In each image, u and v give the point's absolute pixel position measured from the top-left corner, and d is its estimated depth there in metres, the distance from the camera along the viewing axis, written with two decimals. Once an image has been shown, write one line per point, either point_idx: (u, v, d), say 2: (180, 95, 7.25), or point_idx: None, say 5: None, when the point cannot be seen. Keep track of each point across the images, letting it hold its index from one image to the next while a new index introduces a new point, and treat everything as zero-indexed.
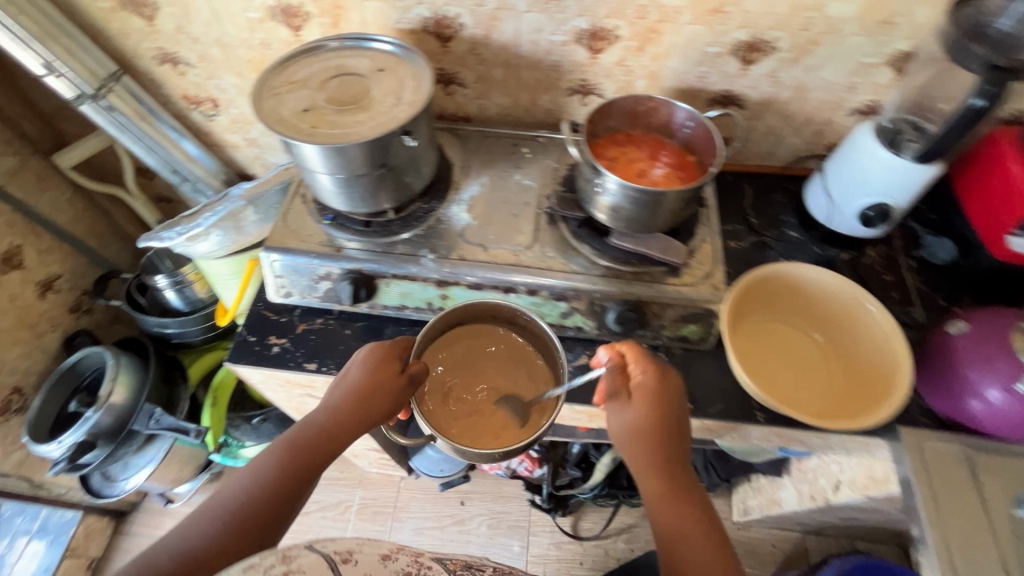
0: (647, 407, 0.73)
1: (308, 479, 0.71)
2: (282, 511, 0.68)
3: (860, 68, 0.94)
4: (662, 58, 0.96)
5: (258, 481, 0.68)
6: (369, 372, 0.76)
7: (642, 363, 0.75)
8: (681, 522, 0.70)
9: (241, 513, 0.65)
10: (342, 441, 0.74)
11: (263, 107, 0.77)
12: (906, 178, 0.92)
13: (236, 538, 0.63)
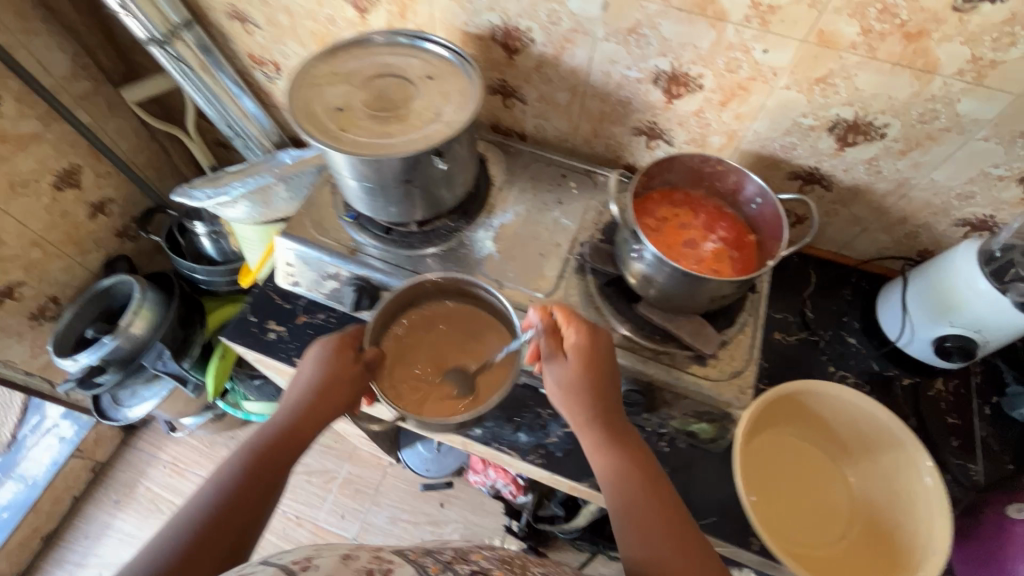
0: (583, 371, 0.72)
1: (275, 478, 0.68)
2: (257, 509, 0.65)
3: (982, 176, 0.79)
4: (745, 118, 0.85)
5: (229, 482, 0.65)
6: (327, 367, 0.75)
7: (574, 324, 0.73)
8: (661, 558, 0.62)
9: (210, 515, 0.61)
10: (306, 437, 0.73)
11: (298, 97, 0.73)
12: (1004, 319, 0.77)
13: (203, 539, 0.59)
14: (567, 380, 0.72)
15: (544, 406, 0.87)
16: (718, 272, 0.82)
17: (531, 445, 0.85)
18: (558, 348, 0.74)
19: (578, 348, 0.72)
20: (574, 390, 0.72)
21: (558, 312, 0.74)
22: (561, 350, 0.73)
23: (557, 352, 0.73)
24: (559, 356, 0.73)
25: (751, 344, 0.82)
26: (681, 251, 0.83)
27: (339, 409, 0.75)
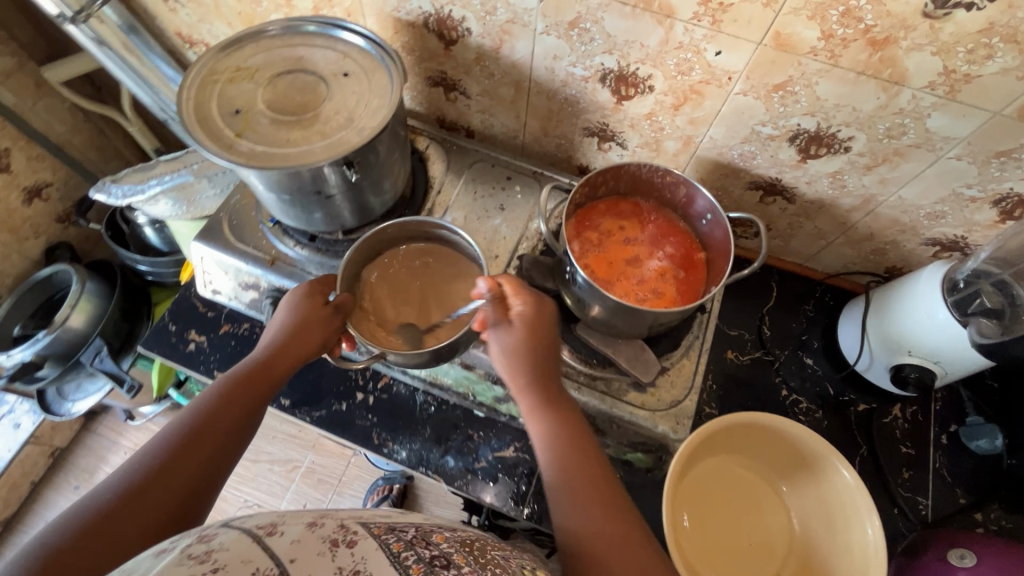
0: (526, 339, 0.65)
1: (249, 413, 0.63)
2: (229, 448, 0.60)
3: (953, 197, 0.72)
4: (701, 124, 0.77)
5: (198, 413, 0.59)
6: (301, 311, 0.69)
7: (520, 294, 0.66)
8: (600, 524, 0.55)
9: (178, 442, 0.56)
10: (282, 372, 0.67)
11: (193, 97, 0.66)
12: (961, 351, 0.72)
13: (171, 468, 0.54)
14: (510, 350, 0.66)
15: (476, 428, 0.83)
16: (662, 294, 0.76)
17: (459, 471, 0.80)
18: (503, 317, 0.67)
19: (523, 318, 0.66)
20: (519, 360, 0.65)
21: (505, 283, 0.67)
22: (506, 318, 0.67)
23: (502, 322, 0.67)
24: (503, 325, 0.67)
25: (696, 370, 0.78)
26: (624, 270, 0.77)
27: (316, 347, 0.69)
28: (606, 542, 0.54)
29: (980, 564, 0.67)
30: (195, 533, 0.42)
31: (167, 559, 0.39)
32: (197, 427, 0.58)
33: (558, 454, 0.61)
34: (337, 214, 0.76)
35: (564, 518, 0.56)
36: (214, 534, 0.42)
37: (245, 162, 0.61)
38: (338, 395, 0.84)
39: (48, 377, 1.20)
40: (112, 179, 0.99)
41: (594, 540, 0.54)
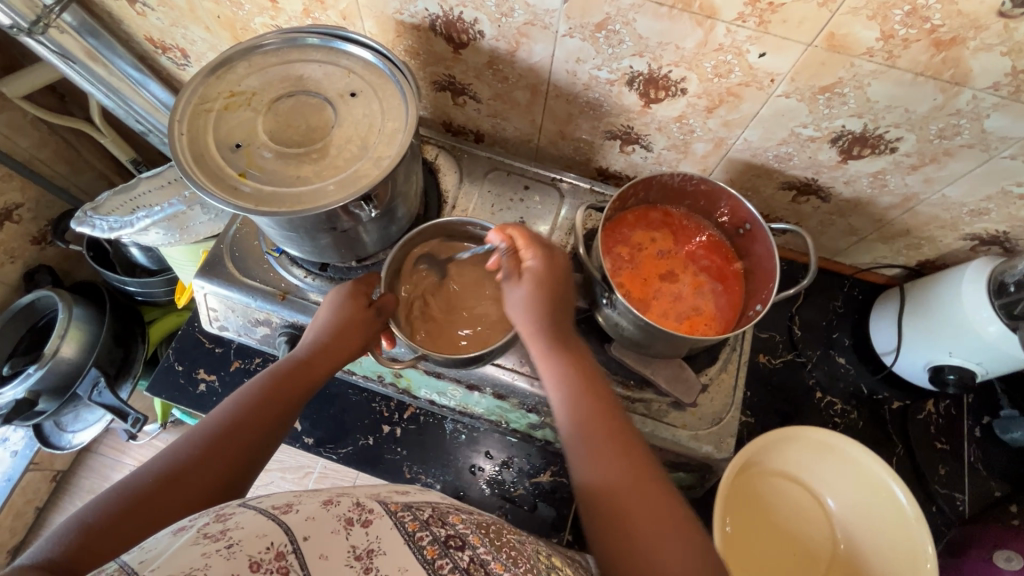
0: (540, 297, 0.58)
1: (286, 412, 0.60)
2: (264, 446, 0.56)
3: (1001, 195, 0.69)
4: (735, 126, 0.72)
5: (239, 406, 0.57)
6: (345, 312, 0.66)
7: (532, 246, 0.60)
8: (624, 479, 0.50)
9: (216, 434, 0.53)
10: (323, 374, 0.64)
11: (187, 131, 0.59)
12: (1004, 355, 0.70)
13: (210, 459, 0.51)
14: (528, 308, 0.59)
15: (511, 454, 0.81)
16: (701, 310, 0.73)
17: (497, 501, 0.78)
18: (516, 270, 0.61)
19: (536, 275, 0.59)
20: (535, 317, 0.59)
21: (517, 232, 0.61)
22: (517, 270, 0.60)
23: (512, 274, 0.60)
24: (514, 277, 0.60)
25: (735, 385, 0.75)
26: (660, 286, 0.73)
27: (358, 350, 0.66)
28: (631, 499, 0.48)
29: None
30: (214, 512, 0.41)
31: (185, 537, 0.39)
32: (237, 419, 0.55)
33: (582, 405, 0.55)
34: (352, 245, 0.70)
35: (584, 475, 0.51)
36: (233, 513, 0.41)
37: (254, 207, 0.55)
38: (364, 429, 0.82)
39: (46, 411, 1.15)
40: (91, 207, 0.91)
41: (618, 500, 0.49)
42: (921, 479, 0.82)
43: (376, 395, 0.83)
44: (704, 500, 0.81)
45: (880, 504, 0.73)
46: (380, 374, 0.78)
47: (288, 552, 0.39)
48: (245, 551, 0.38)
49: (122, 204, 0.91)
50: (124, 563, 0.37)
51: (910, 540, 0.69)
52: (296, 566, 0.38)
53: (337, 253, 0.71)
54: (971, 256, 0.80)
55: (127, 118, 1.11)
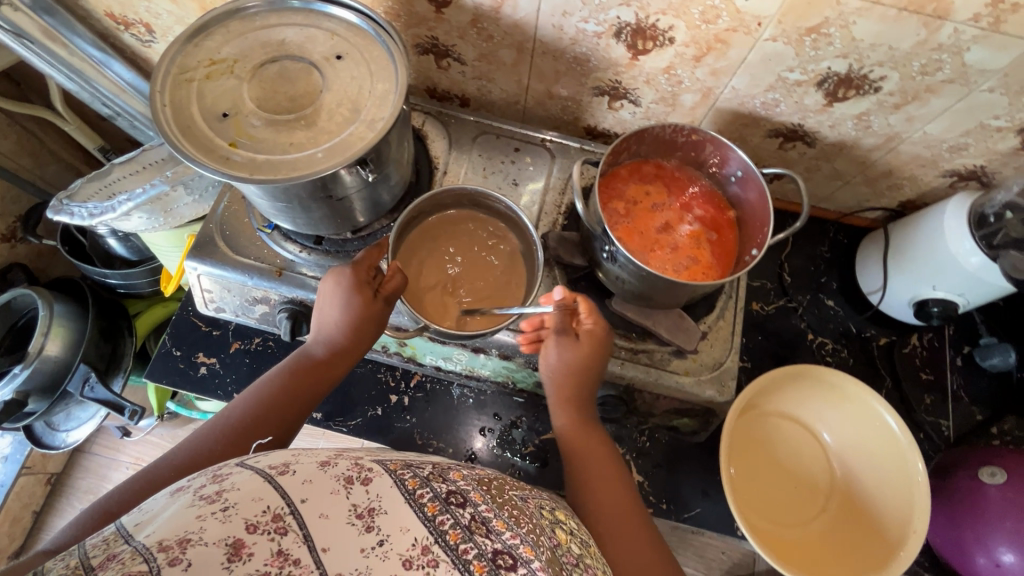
0: (587, 355, 0.64)
1: (303, 408, 0.64)
2: (280, 441, 0.62)
3: (979, 129, 0.71)
4: (723, 74, 0.72)
5: (256, 403, 0.62)
6: (347, 312, 0.64)
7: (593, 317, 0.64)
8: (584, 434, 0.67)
9: (235, 430, 0.59)
10: (340, 371, 0.67)
11: (169, 100, 0.57)
12: (984, 283, 0.73)
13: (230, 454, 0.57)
14: (567, 364, 0.64)
15: (519, 414, 0.82)
16: (697, 259, 0.74)
17: (510, 460, 0.80)
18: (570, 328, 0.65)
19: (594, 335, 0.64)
20: (574, 373, 0.65)
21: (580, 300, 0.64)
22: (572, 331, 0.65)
23: (568, 332, 0.65)
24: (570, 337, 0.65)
25: (733, 331, 0.77)
26: (656, 238, 0.74)
27: (371, 342, 0.68)
28: (588, 447, 0.66)
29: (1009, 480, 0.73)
30: (211, 474, 0.42)
31: (183, 501, 0.39)
32: (253, 416, 0.60)
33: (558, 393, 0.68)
34: (348, 215, 0.70)
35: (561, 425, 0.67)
36: (229, 474, 0.42)
37: (248, 175, 0.54)
38: (372, 400, 0.83)
39: (37, 412, 1.12)
40: (66, 195, 0.87)
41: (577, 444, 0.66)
42: (909, 410, 0.86)
43: (381, 366, 0.84)
44: (705, 444, 0.85)
45: (888, 449, 0.75)
46: (384, 345, 0.79)
47: (286, 514, 0.38)
48: (241, 514, 0.38)
49: (98, 190, 0.88)
50: (122, 526, 0.38)
51: (904, 464, 0.73)
52: (295, 526, 0.38)
53: (333, 223, 0.70)
54: (951, 193, 0.83)
55: (93, 102, 1.06)
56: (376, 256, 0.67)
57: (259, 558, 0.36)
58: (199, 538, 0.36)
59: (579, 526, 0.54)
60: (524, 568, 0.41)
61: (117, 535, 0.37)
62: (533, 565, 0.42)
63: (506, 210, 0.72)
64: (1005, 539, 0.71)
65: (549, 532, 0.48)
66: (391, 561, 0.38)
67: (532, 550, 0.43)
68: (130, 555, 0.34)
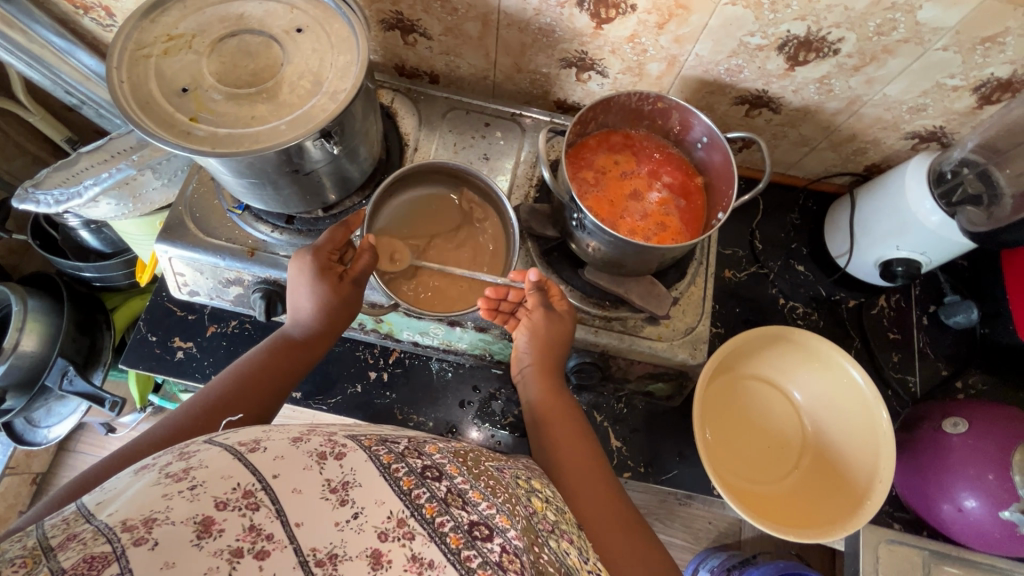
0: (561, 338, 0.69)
1: (284, 387, 0.65)
2: (262, 417, 0.63)
3: (937, 89, 0.73)
4: (686, 41, 0.73)
5: (237, 379, 0.62)
6: (322, 297, 0.65)
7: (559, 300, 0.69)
8: (557, 410, 0.68)
9: (216, 404, 0.60)
10: (318, 352, 0.69)
11: (127, 75, 0.56)
12: (941, 241, 0.76)
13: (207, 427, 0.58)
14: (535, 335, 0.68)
15: (498, 386, 0.83)
16: (667, 225, 0.75)
17: (490, 431, 0.81)
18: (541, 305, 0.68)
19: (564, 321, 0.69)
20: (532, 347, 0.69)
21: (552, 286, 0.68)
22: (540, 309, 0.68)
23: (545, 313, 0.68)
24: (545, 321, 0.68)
25: (704, 297, 0.78)
26: (626, 206, 0.75)
27: (347, 323, 0.70)
28: (557, 406, 0.69)
29: (970, 429, 0.75)
30: (177, 452, 0.42)
31: (148, 479, 0.39)
32: (234, 393, 0.61)
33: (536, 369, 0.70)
34: (319, 191, 0.70)
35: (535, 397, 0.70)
36: (196, 451, 0.42)
37: (210, 148, 0.54)
38: (351, 377, 0.84)
39: (14, 409, 1.12)
40: (31, 184, 0.86)
41: (546, 414, 0.68)
42: (878, 369, 0.88)
43: (359, 343, 0.85)
44: (682, 409, 0.87)
45: (856, 403, 0.77)
46: (361, 322, 0.79)
47: (257, 490, 0.39)
48: (210, 492, 0.38)
49: (66, 179, 0.87)
50: (84, 505, 0.38)
51: (870, 414, 0.75)
52: (267, 502, 0.38)
53: (302, 200, 0.69)
54: (913, 155, 0.85)
55: (59, 92, 1.05)
56: (342, 235, 0.67)
57: (229, 535, 0.36)
58: (166, 518, 0.36)
59: (554, 494, 0.56)
60: (500, 537, 0.43)
61: (78, 514, 0.37)
62: (508, 534, 0.43)
63: (485, 186, 0.74)
64: (971, 486, 0.73)
65: (525, 502, 0.50)
66: (366, 533, 0.39)
67: (508, 518, 0.45)
68: (92, 535, 0.35)
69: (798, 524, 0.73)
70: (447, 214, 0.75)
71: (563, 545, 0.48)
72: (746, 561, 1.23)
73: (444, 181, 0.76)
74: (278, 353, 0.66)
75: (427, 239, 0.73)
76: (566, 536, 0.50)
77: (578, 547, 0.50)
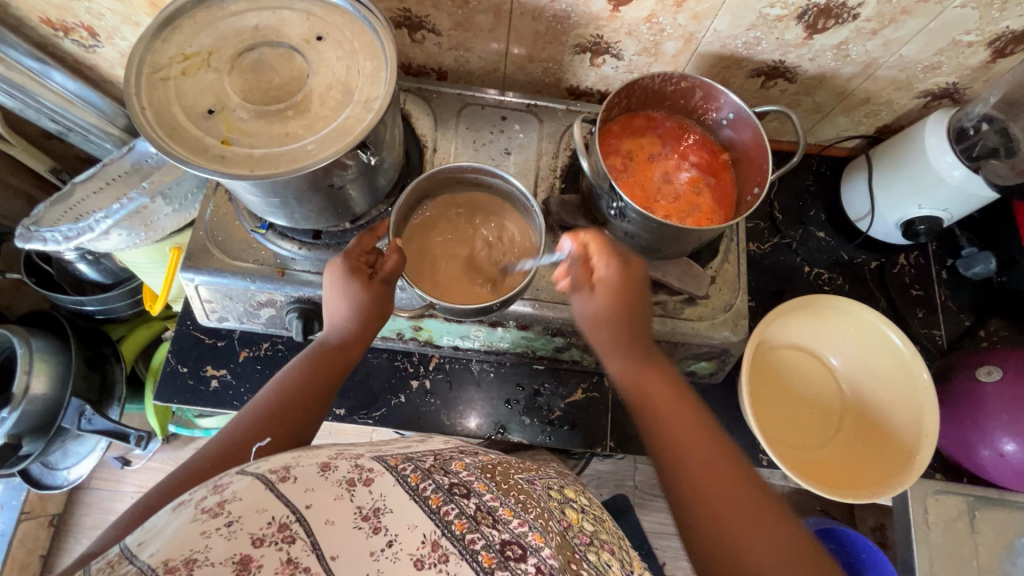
0: (612, 306, 0.61)
1: (327, 394, 0.64)
2: (311, 428, 0.61)
3: (952, 46, 0.73)
4: (704, 17, 0.72)
5: (279, 391, 0.61)
6: (354, 300, 0.63)
7: (607, 256, 0.61)
8: (642, 378, 0.60)
9: (263, 418, 0.58)
10: (357, 356, 0.66)
11: (150, 102, 0.53)
12: (966, 196, 0.77)
13: (259, 442, 0.57)
14: (595, 315, 0.62)
15: (541, 381, 0.83)
16: (699, 205, 0.75)
17: (538, 426, 0.82)
18: (587, 279, 0.63)
19: (610, 284, 0.61)
20: (608, 326, 0.62)
21: (590, 241, 0.62)
22: (588, 282, 0.63)
23: (582, 285, 0.63)
24: (586, 289, 0.62)
25: (738, 272, 0.78)
26: (658, 189, 0.75)
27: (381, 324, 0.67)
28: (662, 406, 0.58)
29: (1005, 377, 0.78)
30: (211, 484, 0.41)
31: (186, 516, 0.38)
32: (278, 404, 0.60)
33: (638, 363, 0.61)
34: (348, 203, 0.67)
35: (618, 374, 0.62)
36: (229, 483, 0.41)
37: (248, 171, 0.52)
38: (393, 388, 0.83)
39: (33, 454, 1.07)
40: (32, 222, 0.81)
41: (644, 395, 0.59)
42: (905, 326, 0.90)
43: (397, 353, 0.84)
44: (723, 384, 0.88)
45: (891, 353, 0.79)
46: (399, 331, 0.78)
47: (292, 522, 0.38)
48: (247, 527, 0.37)
49: (66, 213, 0.82)
50: (126, 546, 0.38)
51: (907, 366, 0.77)
52: (303, 534, 0.38)
53: (332, 213, 0.67)
54: (925, 113, 0.86)
55: (41, 120, 0.99)
56: (369, 241, 0.66)
57: (269, 569, 0.35)
58: (205, 558, 0.35)
59: (588, 502, 0.56)
60: (535, 556, 0.40)
61: (120, 558, 0.36)
62: (543, 553, 0.41)
63: (509, 189, 0.71)
64: (1007, 430, 0.76)
65: (559, 516, 0.49)
66: (402, 561, 0.38)
67: (541, 537, 0.43)
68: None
69: (841, 484, 0.76)
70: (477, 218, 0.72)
71: (602, 556, 0.47)
72: None
73: (467, 185, 0.73)
74: (317, 364, 0.64)
75: (457, 242, 0.70)
76: (606, 545, 0.50)
77: (619, 559, 0.48)
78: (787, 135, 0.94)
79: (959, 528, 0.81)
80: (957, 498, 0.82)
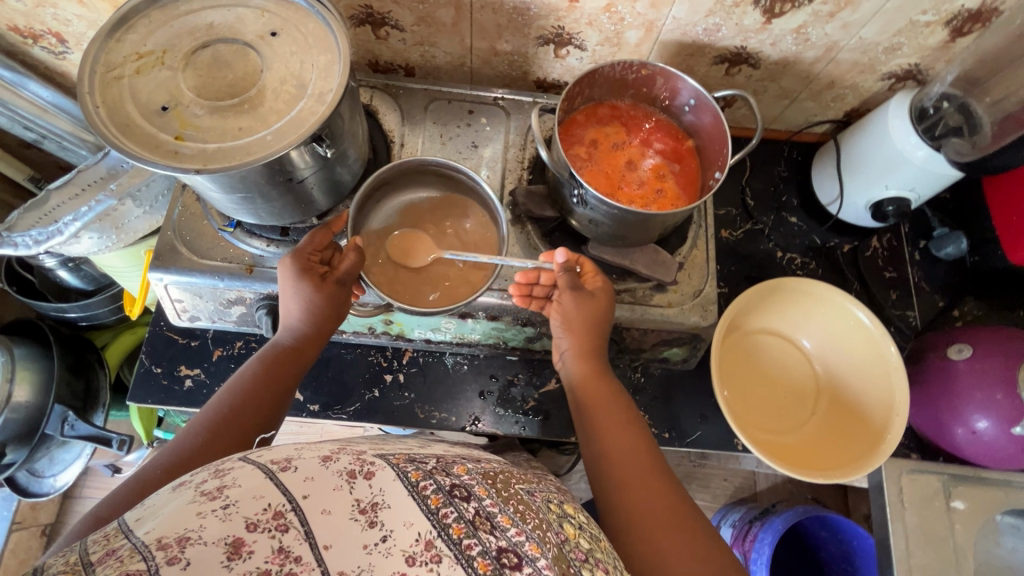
0: (595, 315, 0.67)
1: (283, 394, 0.65)
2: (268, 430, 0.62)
3: (910, 27, 0.74)
4: (662, 5, 0.72)
5: (235, 395, 0.61)
6: (308, 298, 0.64)
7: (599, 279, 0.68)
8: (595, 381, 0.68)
9: (217, 423, 0.58)
10: (311, 357, 0.68)
11: (103, 100, 0.54)
12: (930, 175, 0.77)
13: (216, 447, 0.57)
14: (573, 311, 0.67)
15: (515, 372, 0.84)
16: (664, 191, 0.75)
17: (512, 416, 0.82)
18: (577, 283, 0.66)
19: (599, 296, 0.67)
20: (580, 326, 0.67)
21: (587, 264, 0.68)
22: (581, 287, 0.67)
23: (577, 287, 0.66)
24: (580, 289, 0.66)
25: (707, 258, 0.78)
26: (623, 176, 0.75)
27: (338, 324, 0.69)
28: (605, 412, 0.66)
29: (974, 354, 0.78)
30: (212, 468, 0.42)
31: (187, 497, 0.39)
32: (233, 409, 0.60)
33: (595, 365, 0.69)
34: (311, 199, 0.68)
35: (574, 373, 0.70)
36: (231, 468, 0.42)
37: (202, 166, 0.52)
38: (367, 383, 0.83)
39: (17, 462, 1.07)
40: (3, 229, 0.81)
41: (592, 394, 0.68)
42: (879, 309, 0.91)
43: (370, 348, 0.84)
44: (698, 371, 0.88)
45: (854, 338, 0.80)
46: (371, 326, 0.78)
47: (287, 510, 0.39)
48: (242, 512, 0.38)
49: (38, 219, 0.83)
50: (125, 521, 0.39)
51: (874, 349, 0.78)
52: (296, 523, 0.38)
53: (295, 209, 0.67)
54: (890, 95, 0.86)
55: (17, 128, 1.00)
56: (323, 238, 0.66)
57: (259, 556, 0.36)
58: (198, 537, 0.36)
59: (587, 518, 0.52)
60: (530, 567, 0.40)
61: (118, 531, 0.38)
62: (539, 564, 0.40)
63: (472, 183, 0.72)
64: (981, 410, 0.76)
65: (556, 527, 0.46)
66: (394, 558, 0.38)
67: (538, 546, 0.42)
68: (129, 553, 0.35)
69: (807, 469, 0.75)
70: (439, 212, 0.73)
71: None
72: (766, 511, 1.26)
73: (433, 180, 0.74)
74: (272, 367, 0.64)
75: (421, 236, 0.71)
76: (602, 565, 0.45)
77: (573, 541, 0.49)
78: (755, 122, 0.95)
79: (936, 508, 0.81)
80: (933, 478, 0.82)
